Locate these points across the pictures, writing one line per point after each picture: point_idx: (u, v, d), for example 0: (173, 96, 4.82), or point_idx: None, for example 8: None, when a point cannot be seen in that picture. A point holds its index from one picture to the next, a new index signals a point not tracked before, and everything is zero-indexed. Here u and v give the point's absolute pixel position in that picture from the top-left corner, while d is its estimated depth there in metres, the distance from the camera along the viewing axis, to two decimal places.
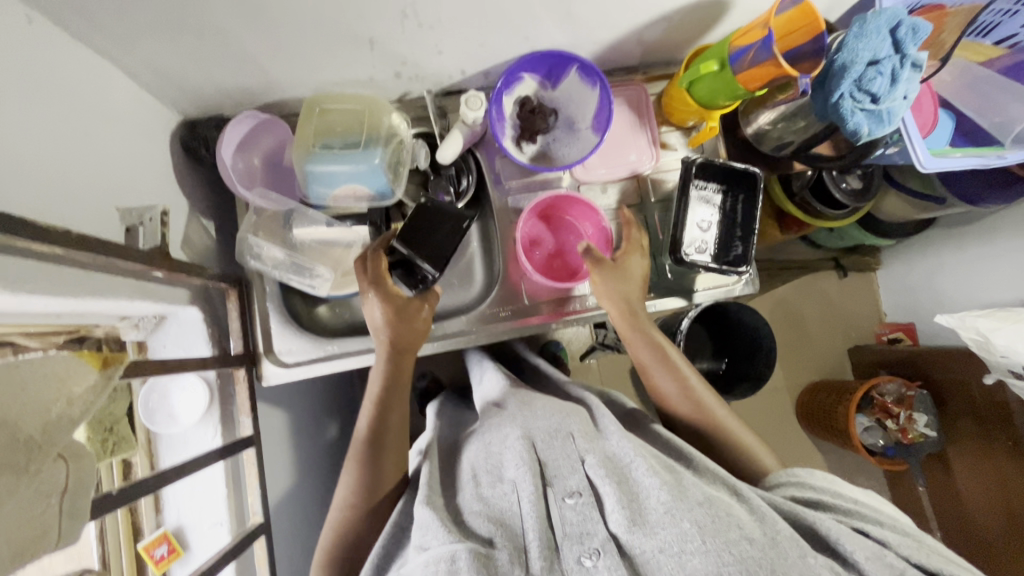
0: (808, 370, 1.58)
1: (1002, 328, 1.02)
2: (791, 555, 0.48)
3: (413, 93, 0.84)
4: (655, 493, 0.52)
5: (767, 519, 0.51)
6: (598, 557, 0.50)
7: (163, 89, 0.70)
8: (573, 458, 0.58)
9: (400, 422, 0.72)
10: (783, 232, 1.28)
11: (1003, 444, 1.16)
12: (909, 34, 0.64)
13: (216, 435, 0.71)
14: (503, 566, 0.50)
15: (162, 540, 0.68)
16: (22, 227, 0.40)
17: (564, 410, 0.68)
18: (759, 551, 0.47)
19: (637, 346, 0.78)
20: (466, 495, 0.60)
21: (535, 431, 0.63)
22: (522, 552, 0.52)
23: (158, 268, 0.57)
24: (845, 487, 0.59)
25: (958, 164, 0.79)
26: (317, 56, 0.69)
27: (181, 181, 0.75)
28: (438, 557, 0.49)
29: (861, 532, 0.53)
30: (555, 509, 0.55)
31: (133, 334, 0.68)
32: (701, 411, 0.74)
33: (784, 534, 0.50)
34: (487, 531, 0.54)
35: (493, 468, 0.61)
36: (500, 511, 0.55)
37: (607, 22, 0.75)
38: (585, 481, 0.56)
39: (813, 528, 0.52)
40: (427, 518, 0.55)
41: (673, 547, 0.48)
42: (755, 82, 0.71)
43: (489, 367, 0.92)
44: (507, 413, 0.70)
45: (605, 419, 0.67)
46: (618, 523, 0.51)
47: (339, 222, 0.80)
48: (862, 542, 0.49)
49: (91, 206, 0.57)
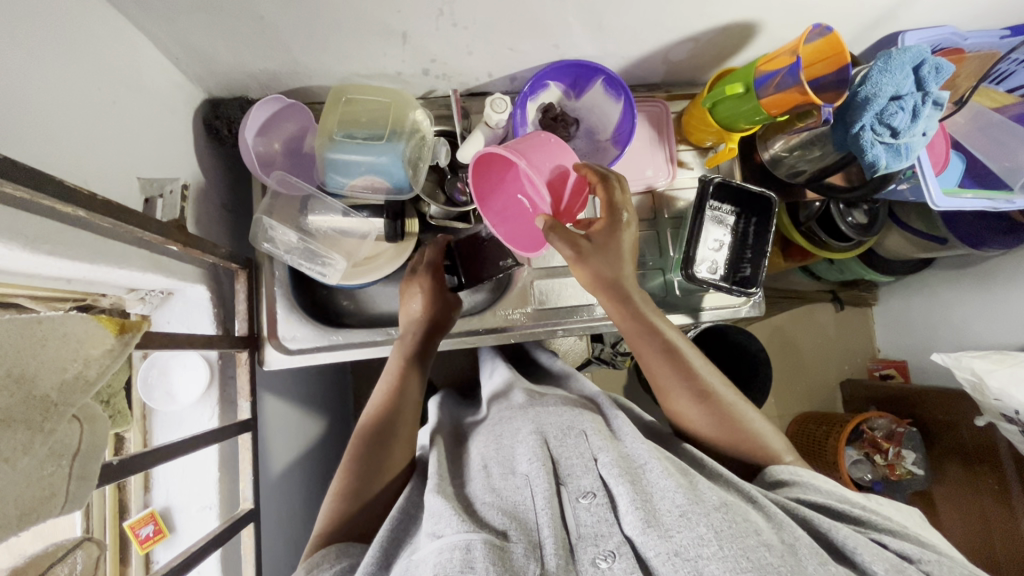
0: (800, 399, 1.60)
1: (997, 370, 1.03)
2: (810, 562, 0.47)
3: (438, 91, 0.84)
4: (670, 496, 0.53)
5: (784, 526, 0.51)
6: (614, 559, 0.50)
7: (192, 66, 0.70)
8: (587, 457, 0.60)
9: (413, 406, 0.74)
10: (786, 260, 1.30)
11: (990, 486, 1.18)
12: (932, 73, 0.66)
13: (212, 417, 0.70)
14: (519, 559, 0.49)
15: (149, 520, 0.66)
16: (51, 187, 0.40)
17: (576, 408, 0.71)
18: (778, 558, 0.47)
19: (632, 337, 0.73)
20: (478, 484, 0.61)
21: (548, 427, 0.65)
22: (536, 546, 0.51)
23: (174, 242, 0.57)
24: (853, 494, 0.60)
25: (968, 205, 0.80)
26: (349, 47, 0.70)
27: (201, 159, 0.74)
28: (453, 545, 0.49)
29: (878, 542, 0.52)
30: (569, 508, 0.56)
31: (139, 307, 0.67)
32: (704, 398, 0.70)
33: (802, 540, 0.50)
34: (502, 522, 0.54)
35: (504, 460, 0.64)
36: (514, 504, 0.56)
37: (636, 37, 0.76)
38: (598, 481, 0.57)
39: (828, 536, 0.52)
40: (440, 507, 0.56)
41: (688, 551, 0.47)
42: (777, 107, 0.72)
43: (500, 366, 0.93)
44: (518, 408, 0.73)
45: (617, 420, 0.69)
46: (633, 525, 0.51)
47: (356, 212, 0.79)
48: (878, 552, 0.49)
49: (114, 173, 0.56)
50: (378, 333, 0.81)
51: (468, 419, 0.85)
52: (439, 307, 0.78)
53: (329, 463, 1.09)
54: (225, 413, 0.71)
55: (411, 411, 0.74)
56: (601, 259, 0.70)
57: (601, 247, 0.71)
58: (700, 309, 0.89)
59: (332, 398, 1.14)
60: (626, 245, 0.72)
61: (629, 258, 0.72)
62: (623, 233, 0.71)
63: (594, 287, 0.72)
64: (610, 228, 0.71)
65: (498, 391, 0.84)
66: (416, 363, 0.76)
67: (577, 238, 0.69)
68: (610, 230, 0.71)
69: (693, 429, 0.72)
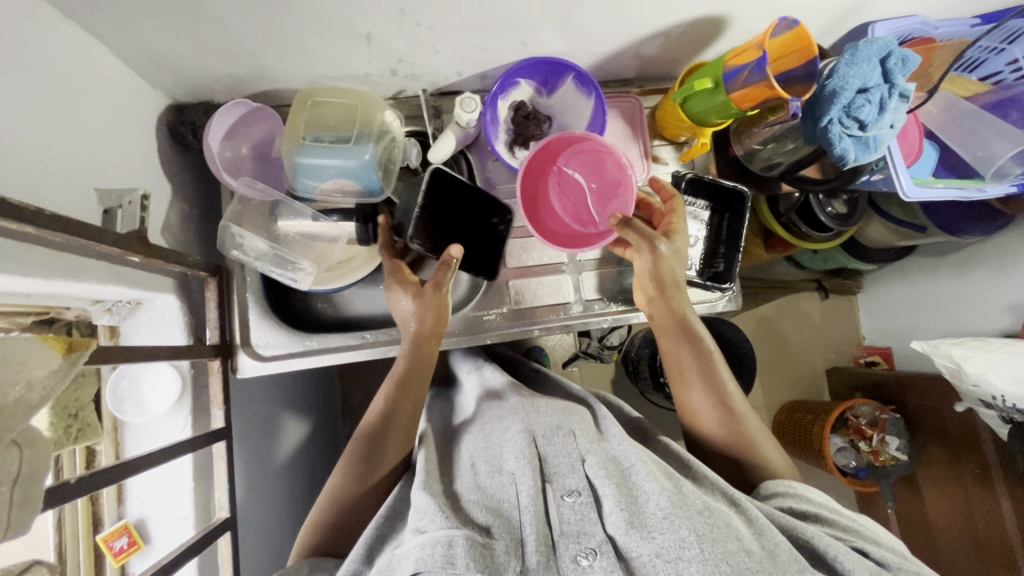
0: (787, 388, 1.61)
1: (974, 357, 1.04)
2: (789, 568, 0.48)
3: (408, 91, 0.84)
4: (655, 498, 0.53)
5: (765, 532, 0.51)
6: (595, 557, 0.51)
7: (154, 72, 0.68)
8: (573, 457, 0.60)
9: (406, 422, 0.71)
10: (769, 251, 1.30)
11: (972, 471, 1.19)
12: (899, 64, 0.66)
13: (186, 426, 0.70)
14: (500, 556, 0.51)
15: (122, 532, 0.66)
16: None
17: (565, 407, 0.71)
18: (757, 563, 0.47)
19: (672, 336, 0.74)
20: (465, 482, 0.63)
21: (537, 427, 0.66)
22: (518, 544, 0.53)
23: (134, 254, 0.56)
24: (846, 510, 0.61)
25: (939, 195, 0.81)
26: (312, 49, 0.69)
27: (167, 166, 0.73)
28: (435, 541, 0.50)
29: (860, 552, 0.53)
30: (553, 506, 0.56)
31: (105, 319, 0.67)
32: (720, 402, 0.71)
33: (782, 547, 0.50)
34: (486, 520, 0.55)
35: (492, 458, 0.64)
36: (498, 502, 0.58)
37: (606, 34, 0.75)
38: (584, 480, 0.57)
39: (811, 544, 0.53)
40: (424, 503, 0.56)
41: (669, 553, 0.48)
42: (748, 101, 0.71)
43: (484, 364, 0.93)
44: (507, 405, 0.74)
45: (605, 421, 0.69)
46: (616, 525, 0.51)
47: (326, 216, 0.77)
48: (858, 560, 0.50)
49: (71, 185, 0.55)
50: (353, 337, 0.80)
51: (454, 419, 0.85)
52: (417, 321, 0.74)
53: (317, 466, 1.09)
54: (198, 422, 0.71)
55: (404, 426, 0.70)
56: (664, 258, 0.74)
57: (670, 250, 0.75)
58: None
59: (318, 401, 1.13)
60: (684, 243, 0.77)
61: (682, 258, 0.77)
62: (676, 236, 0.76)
63: (654, 284, 0.75)
64: (669, 228, 0.77)
65: (490, 390, 0.83)
66: (415, 379, 0.72)
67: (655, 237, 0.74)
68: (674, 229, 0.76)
69: (698, 421, 0.72)
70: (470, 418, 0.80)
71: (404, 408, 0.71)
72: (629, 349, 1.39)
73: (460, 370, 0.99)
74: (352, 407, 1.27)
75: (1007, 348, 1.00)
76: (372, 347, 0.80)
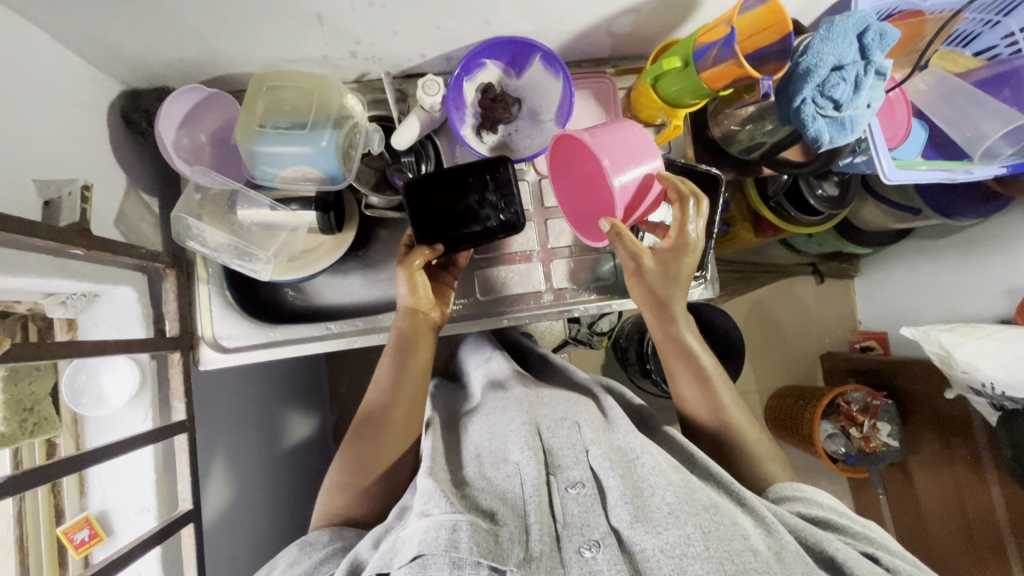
0: (780, 374, 1.59)
1: (964, 344, 1.01)
2: (797, 569, 0.49)
3: (371, 73, 0.81)
4: (661, 493, 0.54)
5: (773, 532, 0.52)
6: (598, 549, 0.51)
7: (101, 58, 0.66)
8: (578, 449, 0.62)
9: (406, 411, 0.73)
10: (758, 236, 1.26)
11: (963, 459, 1.18)
12: (876, 39, 0.63)
13: (147, 418, 0.69)
14: (505, 542, 0.52)
15: (84, 524, 0.66)
16: None
17: (571, 399, 0.74)
18: (762, 563, 0.48)
19: (668, 354, 0.74)
20: (472, 470, 0.65)
21: (542, 419, 0.68)
22: (524, 531, 0.53)
23: (74, 247, 0.55)
24: (857, 513, 0.61)
25: (922, 177, 0.77)
26: (263, 32, 0.67)
27: (122, 153, 0.72)
28: (440, 524, 0.51)
29: (871, 557, 0.54)
30: (557, 497, 0.58)
31: (60, 312, 0.66)
32: (716, 410, 0.72)
33: (789, 547, 0.51)
34: (491, 506, 0.57)
35: (498, 452, 0.66)
36: (503, 491, 0.59)
37: (573, 11, 0.72)
38: (588, 472, 0.59)
39: (819, 548, 0.53)
40: (432, 488, 0.58)
41: (674, 548, 0.49)
42: (720, 81, 0.68)
43: (493, 357, 0.94)
44: (513, 397, 0.76)
45: (612, 410, 0.71)
46: (620, 518, 0.52)
47: (285, 205, 0.75)
48: (868, 566, 0.51)
49: (4, 176, 0.53)
50: (317, 328, 0.81)
51: (462, 408, 0.89)
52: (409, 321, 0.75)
53: (301, 454, 1.09)
54: (160, 414, 0.70)
55: (405, 400, 0.73)
56: (654, 278, 0.71)
57: (660, 270, 0.71)
58: None
59: (301, 388, 1.13)
60: (686, 268, 0.70)
61: (685, 283, 0.72)
62: (684, 259, 0.70)
63: (643, 305, 0.74)
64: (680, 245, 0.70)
65: (495, 378, 0.86)
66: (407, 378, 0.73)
67: (641, 253, 0.70)
68: (674, 253, 0.70)
69: (691, 415, 0.74)
70: (476, 406, 0.82)
71: (401, 398, 0.73)
72: (618, 336, 1.37)
73: (471, 361, 1.01)
74: (340, 395, 1.28)
75: (998, 335, 0.97)
76: (336, 338, 0.81)
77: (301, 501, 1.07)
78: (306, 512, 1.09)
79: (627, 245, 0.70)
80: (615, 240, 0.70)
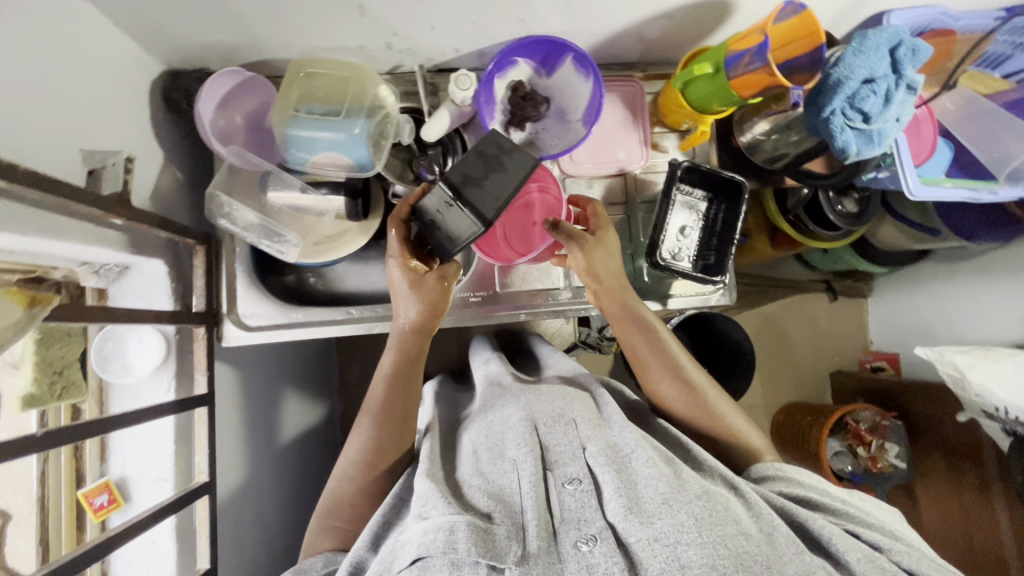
0: (788, 389, 1.58)
1: (978, 366, 1.01)
2: (787, 552, 0.51)
3: (404, 66, 0.82)
4: (653, 484, 0.55)
5: (763, 516, 0.54)
6: (595, 543, 0.52)
7: (147, 38, 0.68)
8: (574, 446, 0.62)
9: (405, 393, 0.73)
10: (774, 249, 1.26)
11: (971, 483, 1.17)
12: (908, 55, 0.64)
13: (169, 390, 0.71)
14: (501, 540, 0.53)
15: (103, 489, 0.68)
16: None
17: (569, 394, 0.73)
18: (755, 547, 0.50)
19: (629, 336, 0.76)
20: (467, 469, 0.64)
21: (538, 414, 0.67)
22: (519, 529, 0.54)
23: (116, 216, 0.56)
24: (835, 488, 0.63)
25: (947, 195, 0.77)
26: (303, 19, 0.68)
27: (160, 131, 0.74)
28: (438, 527, 0.53)
29: (852, 533, 0.55)
30: (554, 493, 0.58)
31: (94, 281, 0.67)
32: (695, 401, 0.74)
33: (780, 531, 0.53)
34: (487, 506, 0.57)
35: (493, 445, 0.66)
36: (500, 488, 0.59)
37: (606, 14, 0.73)
38: (585, 468, 0.60)
39: (806, 527, 0.55)
40: (427, 491, 0.59)
41: (668, 538, 0.50)
42: (746, 90, 0.70)
43: (493, 358, 0.95)
44: (512, 393, 0.76)
45: (608, 406, 0.70)
46: (616, 511, 0.53)
47: (315, 189, 0.76)
48: (853, 543, 0.52)
49: (54, 145, 0.55)
50: (339, 312, 0.81)
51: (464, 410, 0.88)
52: (417, 339, 0.74)
53: (309, 439, 1.11)
54: (182, 387, 0.72)
55: (402, 388, 0.73)
56: (596, 253, 0.75)
57: (596, 243, 0.75)
58: (671, 296, 0.87)
59: (311, 374, 1.15)
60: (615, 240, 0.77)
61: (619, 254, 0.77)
62: (609, 230, 0.77)
63: (587, 281, 0.76)
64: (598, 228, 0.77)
65: (493, 380, 0.84)
66: (403, 374, 0.73)
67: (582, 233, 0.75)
68: (602, 226, 0.77)
69: (670, 411, 0.76)
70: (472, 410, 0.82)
71: (400, 383, 0.73)
72: None
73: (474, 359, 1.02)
74: (349, 384, 1.29)
75: (1014, 359, 0.97)
76: (357, 322, 0.81)
77: (307, 486, 1.09)
78: (311, 497, 1.10)
79: (570, 230, 0.73)
80: (557, 232, 0.74)
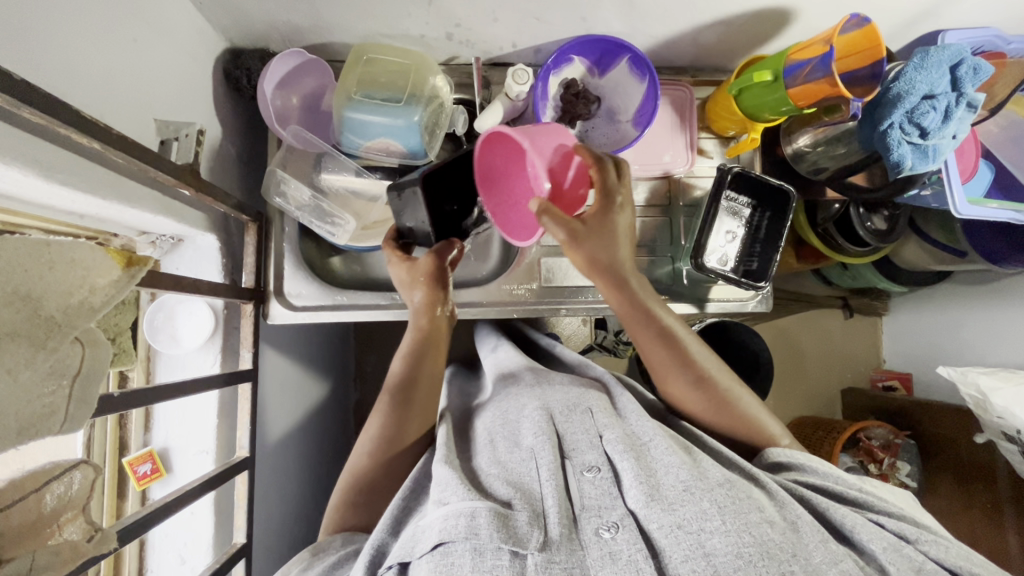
0: (799, 403, 1.59)
1: (1002, 389, 1.01)
2: (813, 539, 0.51)
3: (460, 58, 0.83)
4: (674, 472, 0.56)
5: (786, 505, 0.55)
6: (617, 530, 0.52)
7: (217, 15, 0.69)
8: (592, 434, 0.63)
9: (431, 372, 0.75)
10: (800, 262, 1.27)
11: (981, 504, 1.17)
12: (970, 73, 0.65)
13: (215, 363, 0.71)
14: (522, 526, 0.52)
15: (147, 458, 0.69)
16: (80, 122, 0.41)
17: (581, 386, 0.75)
18: (779, 534, 0.50)
19: (637, 329, 0.73)
20: (484, 458, 0.65)
21: (553, 403, 0.68)
22: (539, 515, 0.54)
23: (186, 185, 0.57)
24: (851, 474, 0.64)
25: (991, 215, 0.78)
26: (372, 5, 0.69)
27: (218, 106, 0.75)
28: (459, 512, 0.53)
29: (876, 523, 0.56)
30: (573, 480, 0.58)
31: (150, 251, 0.69)
32: (719, 407, 0.71)
33: (803, 519, 0.53)
34: (508, 494, 0.57)
35: (509, 434, 0.67)
36: (518, 476, 0.59)
37: (666, 17, 0.74)
38: (603, 456, 0.60)
39: (828, 517, 0.56)
40: (447, 476, 0.59)
41: (691, 525, 0.50)
42: (805, 99, 0.70)
43: (502, 345, 0.97)
44: (525, 383, 0.77)
45: (622, 398, 0.72)
46: (637, 499, 0.54)
47: (369, 172, 0.80)
48: (875, 532, 0.53)
49: (128, 112, 0.56)
50: (382, 297, 0.81)
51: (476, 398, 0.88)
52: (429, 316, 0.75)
53: (325, 425, 1.11)
54: (227, 361, 0.72)
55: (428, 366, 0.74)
56: (595, 244, 0.68)
57: (597, 232, 0.68)
58: (706, 300, 0.88)
59: (330, 361, 1.15)
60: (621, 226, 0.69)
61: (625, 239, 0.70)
62: (616, 214, 0.69)
63: (590, 271, 0.71)
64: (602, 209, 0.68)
65: (506, 371, 0.85)
66: (427, 350, 0.75)
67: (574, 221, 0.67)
68: (603, 211, 0.68)
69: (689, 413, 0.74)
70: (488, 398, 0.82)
71: (425, 364, 0.74)
72: None
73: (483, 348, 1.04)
74: (365, 373, 1.29)
75: None
76: (400, 308, 0.81)
77: (321, 471, 1.09)
78: (325, 482, 1.10)
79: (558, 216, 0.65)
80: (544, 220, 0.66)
